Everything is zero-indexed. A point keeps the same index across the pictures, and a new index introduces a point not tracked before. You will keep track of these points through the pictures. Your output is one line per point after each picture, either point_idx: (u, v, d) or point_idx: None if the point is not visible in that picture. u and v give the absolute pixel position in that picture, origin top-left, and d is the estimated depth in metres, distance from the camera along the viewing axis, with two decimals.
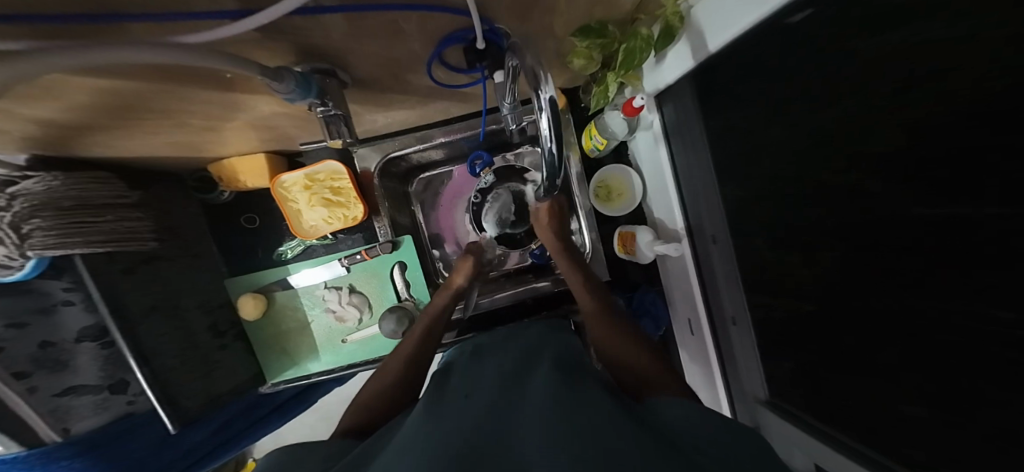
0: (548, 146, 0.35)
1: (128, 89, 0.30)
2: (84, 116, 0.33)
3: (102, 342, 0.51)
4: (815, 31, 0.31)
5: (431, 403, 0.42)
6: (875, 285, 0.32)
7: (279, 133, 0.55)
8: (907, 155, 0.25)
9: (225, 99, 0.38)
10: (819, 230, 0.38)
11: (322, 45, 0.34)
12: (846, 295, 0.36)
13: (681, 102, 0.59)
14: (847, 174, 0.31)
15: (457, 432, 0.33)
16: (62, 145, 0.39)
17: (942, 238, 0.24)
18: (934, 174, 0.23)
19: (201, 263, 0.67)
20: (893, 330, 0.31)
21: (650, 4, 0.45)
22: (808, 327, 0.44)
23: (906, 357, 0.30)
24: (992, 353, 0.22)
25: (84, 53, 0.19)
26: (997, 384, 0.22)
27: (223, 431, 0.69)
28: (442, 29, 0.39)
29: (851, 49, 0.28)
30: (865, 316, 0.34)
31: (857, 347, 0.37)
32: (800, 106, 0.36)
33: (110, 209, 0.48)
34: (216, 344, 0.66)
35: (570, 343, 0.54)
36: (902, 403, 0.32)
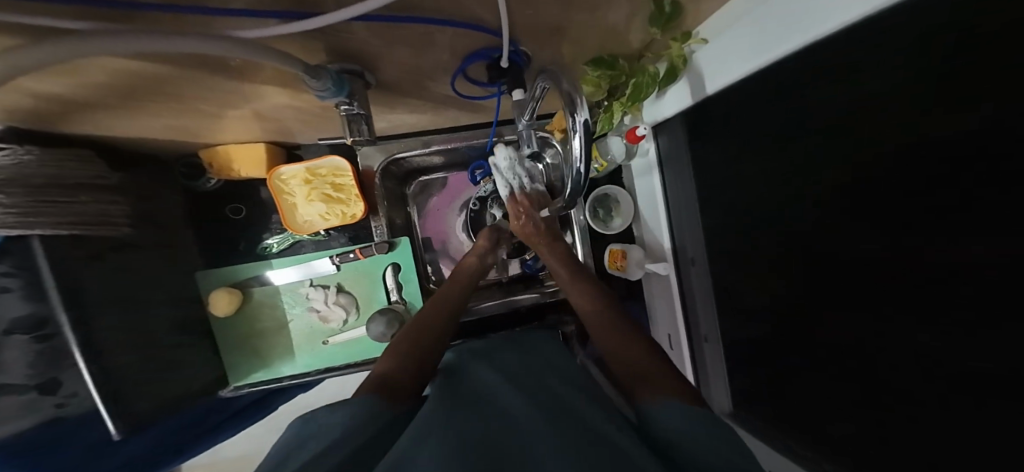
0: (577, 166, 0.34)
1: (150, 72, 0.29)
2: (93, 95, 0.32)
3: (36, 335, 0.41)
4: (805, 90, 0.37)
5: (438, 401, 0.42)
6: (858, 312, 0.36)
7: (280, 127, 0.53)
8: (893, 201, 0.29)
9: (239, 89, 0.37)
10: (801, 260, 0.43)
11: (354, 49, 0.34)
12: (826, 319, 0.41)
13: (674, 134, 0.65)
14: (833, 214, 0.36)
15: (472, 437, 0.33)
16: (50, 120, 0.36)
17: (931, 274, 0.27)
18: (924, 218, 0.27)
19: (173, 252, 0.62)
20: (873, 352, 0.35)
21: (657, 44, 0.51)
22: (787, 345, 0.49)
23: (884, 377, 0.34)
24: (977, 372, 0.25)
25: (133, 41, 0.19)
26: (988, 404, 0.25)
27: (166, 444, 0.62)
28: (471, 46, 0.40)
29: (837, 108, 0.33)
30: (844, 338, 0.39)
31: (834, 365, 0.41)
32: (788, 149, 0.42)
33: (83, 190, 0.44)
34: (180, 341, 0.60)
35: (561, 354, 0.55)
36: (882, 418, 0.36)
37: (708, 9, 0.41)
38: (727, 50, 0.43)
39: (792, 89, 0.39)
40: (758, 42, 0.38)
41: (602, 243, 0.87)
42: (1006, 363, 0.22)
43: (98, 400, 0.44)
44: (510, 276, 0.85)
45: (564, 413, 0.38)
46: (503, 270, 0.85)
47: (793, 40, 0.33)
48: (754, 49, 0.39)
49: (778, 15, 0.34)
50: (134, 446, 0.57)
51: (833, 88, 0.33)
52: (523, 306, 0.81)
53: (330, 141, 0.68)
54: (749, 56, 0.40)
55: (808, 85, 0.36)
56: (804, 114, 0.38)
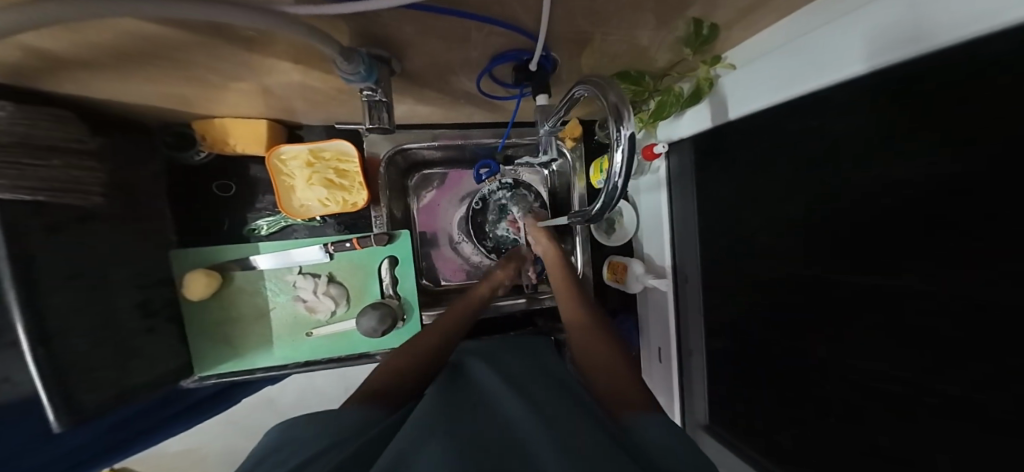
0: (616, 180, 0.34)
1: (167, 36, 0.26)
2: (88, 55, 0.28)
3: None
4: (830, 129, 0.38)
5: (442, 410, 0.44)
6: (870, 345, 0.37)
7: (284, 105, 0.50)
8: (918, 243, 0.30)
9: (249, 61, 0.34)
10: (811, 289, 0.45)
11: (388, 34, 0.32)
12: (833, 347, 0.42)
13: (683, 155, 0.68)
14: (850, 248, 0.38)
15: (469, 441, 0.37)
16: (28, 77, 0.32)
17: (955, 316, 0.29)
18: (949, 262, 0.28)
19: (147, 226, 0.56)
20: (881, 383, 0.37)
21: (685, 66, 0.52)
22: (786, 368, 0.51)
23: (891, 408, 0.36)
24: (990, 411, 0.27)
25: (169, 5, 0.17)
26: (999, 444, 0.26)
27: (107, 435, 0.59)
28: (506, 47, 0.39)
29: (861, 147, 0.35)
30: (852, 368, 0.40)
31: (839, 393, 0.42)
32: (802, 182, 0.44)
33: (57, 154, 0.39)
34: (143, 326, 0.54)
35: (562, 370, 0.56)
36: (881, 445, 0.38)
37: (744, 34, 0.44)
38: (753, 79, 0.46)
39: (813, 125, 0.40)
40: (782, 75, 0.41)
41: (600, 253, 0.89)
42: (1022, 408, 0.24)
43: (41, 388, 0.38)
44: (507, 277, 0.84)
45: (547, 411, 0.43)
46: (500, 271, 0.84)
47: (818, 78, 0.36)
48: (778, 82, 0.42)
49: (807, 53, 0.37)
50: (67, 439, 0.53)
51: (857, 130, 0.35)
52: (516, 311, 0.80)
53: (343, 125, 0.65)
54: (773, 88, 0.43)
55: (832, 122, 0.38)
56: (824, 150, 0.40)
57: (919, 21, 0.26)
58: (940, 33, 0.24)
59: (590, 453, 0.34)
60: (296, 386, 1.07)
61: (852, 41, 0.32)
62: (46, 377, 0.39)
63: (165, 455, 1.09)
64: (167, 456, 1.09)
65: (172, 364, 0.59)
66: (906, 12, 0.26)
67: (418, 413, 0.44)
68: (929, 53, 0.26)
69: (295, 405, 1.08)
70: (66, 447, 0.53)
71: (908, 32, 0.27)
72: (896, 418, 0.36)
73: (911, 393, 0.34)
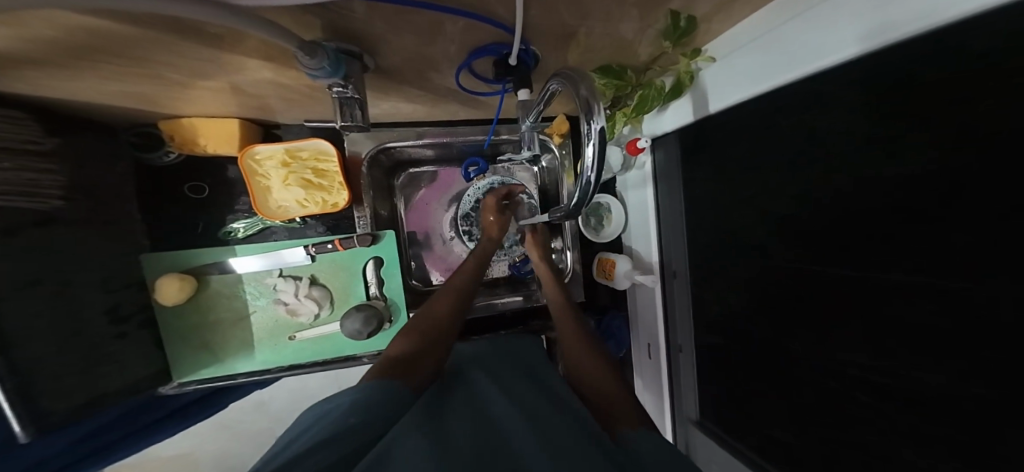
0: (588, 176, 0.34)
1: (113, 31, 0.24)
2: (36, 51, 0.26)
3: None
4: (817, 121, 0.38)
5: (430, 417, 0.44)
6: (858, 340, 0.37)
7: (259, 103, 0.49)
8: (910, 239, 0.30)
9: (210, 58, 0.32)
10: (799, 285, 0.45)
11: (356, 28, 0.31)
12: (823, 344, 0.42)
13: (669, 149, 0.68)
14: (838, 244, 0.38)
15: (451, 451, 0.36)
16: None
17: (947, 314, 0.28)
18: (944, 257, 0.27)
19: (112, 230, 0.53)
20: (872, 380, 0.36)
21: (666, 60, 0.51)
22: (777, 363, 0.51)
23: (879, 401, 0.36)
24: (981, 408, 0.27)
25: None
26: (999, 443, 0.25)
27: (83, 444, 0.57)
28: (482, 41, 0.38)
29: (847, 139, 0.35)
30: (841, 364, 0.40)
31: (828, 387, 0.42)
32: (788, 177, 0.44)
33: (11, 156, 0.37)
34: (112, 332, 0.52)
35: (551, 371, 0.59)
36: (866, 438, 0.38)
37: (722, 27, 0.43)
38: (733, 71, 0.45)
39: (797, 117, 0.40)
40: (760, 67, 0.41)
41: (589, 251, 0.88)
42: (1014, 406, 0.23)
43: (1, 395, 0.37)
44: (497, 276, 0.83)
45: (534, 416, 0.44)
46: (490, 270, 0.83)
47: (799, 68, 0.36)
48: (757, 74, 0.42)
49: (787, 43, 0.36)
50: (39, 448, 0.51)
51: (844, 120, 0.35)
52: (508, 310, 0.80)
53: (316, 123, 0.63)
54: (751, 81, 0.43)
55: (816, 112, 0.37)
56: (812, 143, 0.39)
57: (899, 6, 0.25)
58: (921, 18, 0.24)
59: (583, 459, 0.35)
60: (287, 389, 1.06)
61: (831, 29, 0.31)
62: (6, 387, 0.37)
63: (154, 460, 1.07)
64: (157, 461, 1.07)
65: (145, 372, 0.58)
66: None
67: (404, 421, 0.42)
68: (909, 38, 0.26)
69: (286, 408, 1.06)
70: (39, 456, 0.52)
71: (889, 19, 0.26)
72: (883, 414, 0.36)
73: (898, 388, 0.34)
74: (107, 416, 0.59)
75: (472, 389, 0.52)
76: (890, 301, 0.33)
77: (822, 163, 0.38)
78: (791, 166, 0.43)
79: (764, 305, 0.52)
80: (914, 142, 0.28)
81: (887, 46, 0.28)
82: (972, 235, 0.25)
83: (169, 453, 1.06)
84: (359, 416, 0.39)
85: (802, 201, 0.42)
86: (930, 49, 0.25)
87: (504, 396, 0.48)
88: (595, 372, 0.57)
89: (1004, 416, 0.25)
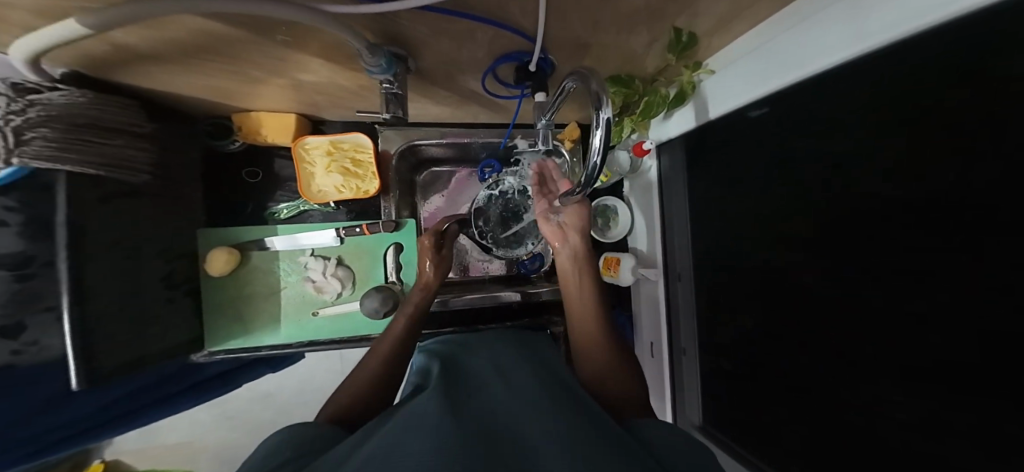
0: (594, 160, 0.38)
1: (222, 33, 0.31)
2: (162, 49, 0.33)
3: (19, 274, 0.40)
4: (815, 122, 0.42)
5: (447, 395, 0.46)
6: (858, 327, 0.40)
7: (312, 100, 0.56)
8: (901, 226, 0.33)
9: (286, 57, 0.39)
10: (799, 278, 0.47)
11: (404, 34, 0.37)
12: (824, 334, 0.44)
13: (675, 154, 0.72)
14: (832, 233, 0.41)
15: (462, 419, 0.39)
16: (101, 68, 0.37)
17: (937, 293, 0.31)
18: (932, 238, 0.30)
19: (181, 207, 0.61)
20: (872, 366, 0.38)
21: (669, 72, 0.57)
22: (779, 358, 0.53)
23: (876, 386, 0.38)
24: (969, 380, 0.29)
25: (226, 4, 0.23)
26: (987, 411, 0.27)
27: (116, 406, 0.62)
28: (506, 48, 0.44)
29: (842, 137, 0.38)
30: (843, 352, 0.42)
31: (829, 378, 0.44)
32: (790, 176, 0.47)
33: (119, 134, 0.44)
34: (163, 296, 0.58)
35: (563, 370, 0.60)
36: (864, 425, 0.40)
37: (719, 43, 0.48)
38: (731, 81, 0.50)
39: (799, 118, 0.44)
40: (755, 76, 0.46)
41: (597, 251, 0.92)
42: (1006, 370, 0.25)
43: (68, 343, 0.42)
44: (495, 273, 0.89)
45: (548, 399, 0.46)
46: (485, 268, 0.89)
47: (786, 76, 0.41)
48: (753, 82, 0.46)
49: (773, 55, 0.42)
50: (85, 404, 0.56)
51: (835, 120, 0.39)
52: (510, 304, 0.80)
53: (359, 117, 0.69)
54: (745, 89, 0.48)
55: (813, 115, 0.42)
56: (810, 143, 0.43)
57: (867, 19, 0.30)
58: (884, 29, 0.29)
59: (592, 435, 0.36)
60: (295, 380, 1.13)
61: (810, 41, 0.36)
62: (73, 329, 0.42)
63: (159, 446, 1.12)
64: (163, 447, 1.12)
65: (184, 338, 0.63)
66: (858, 14, 0.31)
67: (416, 406, 0.43)
68: (875, 49, 0.31)
69: (290, 400, 1.13)
70: (77, 414, 0.56)
71: (859, 32, 0.31)
72: (879, 399, 0.38)
73: (893, 368, 0.36)
74: (140, 382, 0.63)
75: (480, 381, 0.54)
76: (882, 286, 0.36)
77: (822, 158, 0.42)
78: (792, 164, 0.47)
79: (767, 300, 0.54)
80: (901, 139, 0.32)
81: (861, 55, 0.33)
82: (955, 214, 0.28)
83: (174, 439, 1.12)
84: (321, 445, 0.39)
85: (801, 197, 0.45)
86: (902, 54, 0.30)
87: (509, 384, 0.52)
88: (606, 366, 0.59)
89: (991, 385, 0.27)
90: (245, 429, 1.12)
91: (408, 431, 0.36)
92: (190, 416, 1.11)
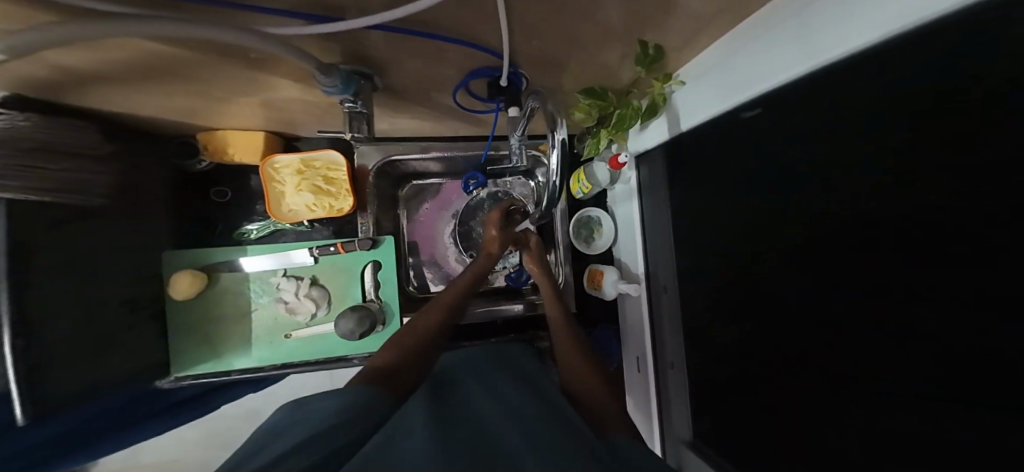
0: (553, 179, 0.42)
1: (170, 55, 0.30)
2: (113, 71, 0.32)
3: None
4: (772, 136, 0.42)
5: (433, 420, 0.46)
6: (820, 348, 0.39)
7: (286, 118, 0.54)
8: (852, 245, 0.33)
9: (258, 79, 0.39)
10: (762, 296, 0.48)
11: (370, 55, 0.37)
12: (787, 351, 0.44)
13: (653, 165, 0.71)
14: (794, 247, 0.41)
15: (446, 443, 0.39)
16: (55, 92, 0.36)
17: (894, 317, 0.30)
18: (882, 258, 0.30)
19: (145, 228, 0.59)
20: (828, 386, 0.38)
21: (642, 83, 0.57)
22: (747, 376, 0.53)
23: (836, 406, 0.38)
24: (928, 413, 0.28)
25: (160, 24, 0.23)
26: (947, 440, 0.27)
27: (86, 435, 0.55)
28: (474, 65, 0.44)
29: (799, 154, 0.39)
30: (804, 371, 0.42)
31: (792, 396, 0.44)
32: (755, 189, 0.47)
33: (73, 158, 0.44)
34: (125, 321, 0.55)
35: (545, 378, 0.60)
36: (826, 445, 0.40)
37: (687, 54, 0.48)
38: (699, 94, 0.50)
39: (763, 136, 0.44)
40: (722, 88, 0.45)
41: (583, 263, 0.91)
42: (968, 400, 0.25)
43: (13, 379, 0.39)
44: (499, 285, 0.87)
45: (527, 417, 0.46)
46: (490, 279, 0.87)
47: (752, 89, 0.40)
48: (720, 94, 0.45)
49: (742, 68, 0.40)
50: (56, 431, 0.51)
51: (796, 134, 0.39)
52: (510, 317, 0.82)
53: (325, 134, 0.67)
54: (714, 101, 0.47)
55: (775, 128, 0.41)
56: (773, 160, 0.43)
57: (830, 31, 0.29)
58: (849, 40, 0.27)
59: (562, 446, 0.39)
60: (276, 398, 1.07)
61: (772, 55, 0.35)
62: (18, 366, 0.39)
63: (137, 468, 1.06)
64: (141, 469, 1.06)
65: (146, 364, 0.60)
66: (821, 23, 0.29)
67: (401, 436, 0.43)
68: (840, 59, 0.29)
69: None
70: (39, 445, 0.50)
71: (819, 44, 0.30)
72: (839, 420, 0.38)
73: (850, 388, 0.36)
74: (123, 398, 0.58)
75: (463, 397, 0.54)
76: (839, 306, 0.36)
77: (784, 172, 0.41)
78: (759, 172, 0.46)
79: (736, 312, 0.53)
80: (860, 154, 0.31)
81: (821, 68, 0.32)
82: (903, 234, 0.28)
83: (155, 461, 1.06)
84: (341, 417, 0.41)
85: (767, 214, 0.45)
86: (861, 69, 0.29)
87: (492, 401, 0.51)
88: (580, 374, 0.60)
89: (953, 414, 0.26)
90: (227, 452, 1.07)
91: (391, 457, 0.38)
92: (173, 435, 1.06)
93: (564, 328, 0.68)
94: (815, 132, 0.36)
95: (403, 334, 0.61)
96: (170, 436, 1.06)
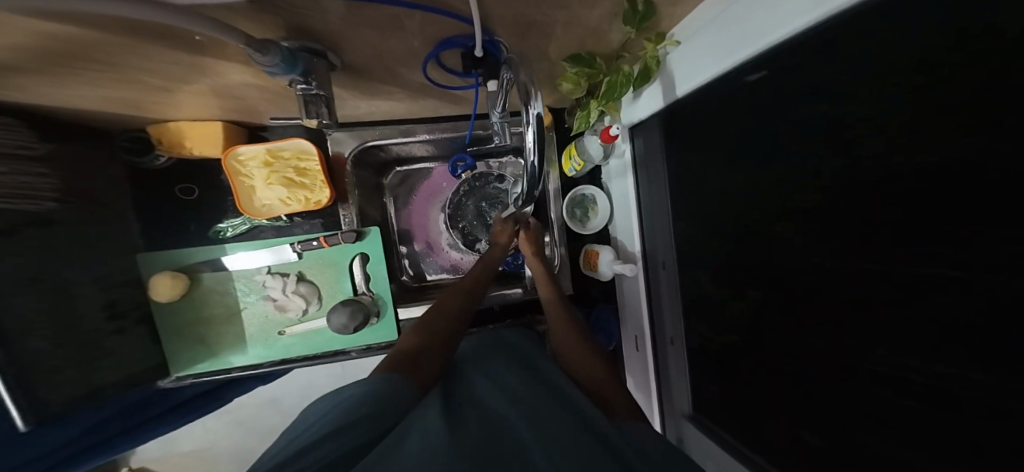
0: (531, 159, 0.39)
1: (81, 36, 0.27)
2: (22, 58, 0.29)
3: None
4: (772, 96, 0.38)
5: (451, 410, 0.44)
6: (818, 326, 0.37)
7: (243, 105, 0.51)
8: (856, 219, 0.30)
9: (190, 62, 0.35)
10: (761, 272, 0.45)
11: (316, 27, 0.33)
12: (787, 328, 0.42)
13: (648, 137, 0.66)
14: (794, 219, 0.38)
15: (461, 436, 0.37)
16: None
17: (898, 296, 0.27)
18: (883, 232, 0.28)
19: (109, 232, 0.57)
20: (824, 364, 0.37)
21: (634, 45, 0.51)
22: (744, 352, 0.52)
23: (831, 383, 0.37)
24: (920, 392, 0.27)
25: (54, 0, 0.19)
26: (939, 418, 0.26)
27: (93, 433, 0.55)
28: (440, 34, 0.39)
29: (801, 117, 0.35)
30: (800, 348, 0.40)
31: (789, 373, 0.43)
32: (757, 161, 0.43)
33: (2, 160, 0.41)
34: (110, 327, 0.54)
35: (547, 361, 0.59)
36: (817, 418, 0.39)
37: (681, 9, 0.42)
38: (694, 54, 0.44)
39: (761, 99, 0.40)
40: (720, 46, 0.39)
41: (579, 243, 0.89)
42: (971, 382, 0.23)
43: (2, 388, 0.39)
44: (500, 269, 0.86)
45: (529, 404, 0.44)
46: None
47: (751, 46, 0.35)
48: (717, 54, 0.40)
49: (742, 22, 0.35)
50: (56, 435, 0.51)
51: (801, 94, 0.34)
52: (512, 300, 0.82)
53: (280, 121, 0.62)
54: (710, 62, 0.42)
55: (778, 88, 0.37)
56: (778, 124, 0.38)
57: None
58: None
59: (571, 449, 0.36)
60: (293, 386, 1.09)
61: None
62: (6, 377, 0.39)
63: (174, 455, 1.11)
64: (178, 456, 1.11)
65: (142, 367, 0.60)
66: None
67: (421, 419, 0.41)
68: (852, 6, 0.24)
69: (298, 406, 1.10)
70: (48, 446, 0.50)
71: None
72: (834, 395, 0.37)
73: (845, 366, 0.34)
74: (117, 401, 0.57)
75: (469, 384, 0.51)
76: (840, 284, 0.33)
77: (787, 140, 0.38)
78: (759, 143, 0.42)
79: (737, 290, 0.51)
80: (866, 116, 0.27)
81: (826, 18, 0.27)
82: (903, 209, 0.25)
83: (187, 450, 1.11)
84: (360, 412, 0.39)
85: (766, 189, 0.42)
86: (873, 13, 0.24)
87: (499, 386, 0.49)
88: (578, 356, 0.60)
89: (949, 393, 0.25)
90: (254, 439, 1.11)
91: (394, 457, 0.34)
92: (202, 426, 1.11)
93: (561, 308, 0.69)
94: (820, 90, 0.32)
95: (425, 322, 0.59)
96: (199, 426, 1.10)
